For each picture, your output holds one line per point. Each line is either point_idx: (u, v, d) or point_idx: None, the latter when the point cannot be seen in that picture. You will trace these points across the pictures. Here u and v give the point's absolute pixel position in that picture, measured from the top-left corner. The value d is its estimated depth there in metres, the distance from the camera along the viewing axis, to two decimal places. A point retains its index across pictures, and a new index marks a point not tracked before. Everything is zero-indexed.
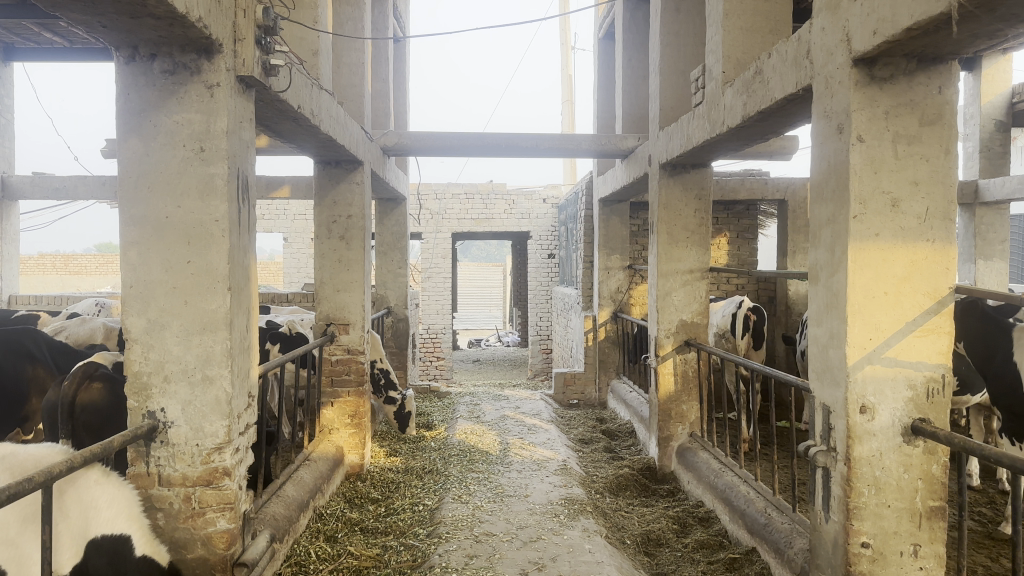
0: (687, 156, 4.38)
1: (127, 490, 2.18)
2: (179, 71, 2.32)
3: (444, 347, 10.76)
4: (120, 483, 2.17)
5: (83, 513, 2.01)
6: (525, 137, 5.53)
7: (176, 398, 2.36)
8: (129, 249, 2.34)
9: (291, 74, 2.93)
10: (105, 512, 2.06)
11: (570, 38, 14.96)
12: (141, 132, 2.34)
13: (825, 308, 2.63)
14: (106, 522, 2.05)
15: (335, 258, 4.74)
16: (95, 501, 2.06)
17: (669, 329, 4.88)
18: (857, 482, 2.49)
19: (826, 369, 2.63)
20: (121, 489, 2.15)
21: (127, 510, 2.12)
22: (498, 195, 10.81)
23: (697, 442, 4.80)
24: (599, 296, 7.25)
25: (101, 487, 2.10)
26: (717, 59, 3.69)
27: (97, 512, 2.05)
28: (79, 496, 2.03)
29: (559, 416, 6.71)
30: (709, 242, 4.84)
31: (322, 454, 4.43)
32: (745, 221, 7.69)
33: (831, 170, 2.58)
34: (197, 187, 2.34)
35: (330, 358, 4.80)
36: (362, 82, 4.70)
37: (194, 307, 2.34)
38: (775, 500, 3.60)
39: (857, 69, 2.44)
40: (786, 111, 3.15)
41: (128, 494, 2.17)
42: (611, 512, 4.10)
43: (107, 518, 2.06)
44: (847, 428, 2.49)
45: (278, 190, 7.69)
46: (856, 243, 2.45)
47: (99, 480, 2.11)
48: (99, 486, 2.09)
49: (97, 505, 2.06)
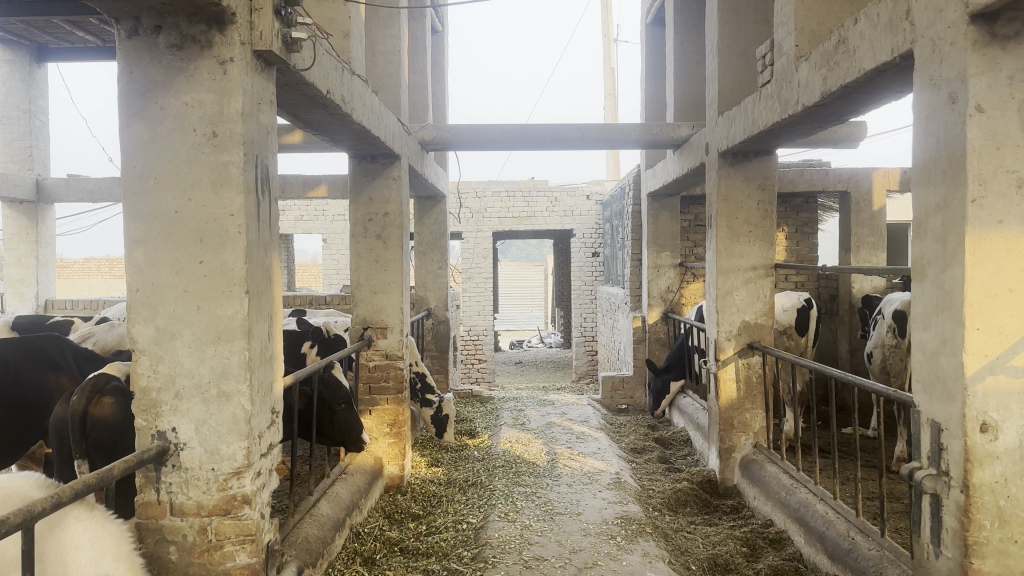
0: (751, 141, 4.00)
1: (113, 528, 1.90)
2: (188, 45, 2.05)
3: (486, 349, 10.49)
4: (102, 519, 1.90)
5: (62, 557, 1.73)
6: (570, 129, 5.16)
7: (188, 417, 2.09)
8: (134, 249, 2.08)
9: (316, 50, 2.63)
10: (87, 554, 1.78)
11: (613, 30, 14.54)
12: (146, 115, 2.07)
13: (934, 308, 2.24)
14: (88, 564, 1.77)
15: (372, 258, 4.47)
16: (72, 540, 1.78)
17: (731, 331, 4.50)
18: (978, 513, 2.11)
19: (936, 380, 2.24)
20: (105, 526, 1.88)
21: (113, 547, 1.86)
22: (540, 192, 10.45)
23: (763, 454, 4.41)
24: (648, 296, 6.88)
25: (81, 524, 1.83)
26: (789, 32, 3.31)
27: (77, 554, 1.76)
28: (55, 535, 1.75)
29: (609, 423, 6.35)
30: (774, 236, 4.46)
31: (359, 467, 4.13)
32: (805, 215, 7.22)
33: (941, 147, 2.19)
34: (208, 177, 2.06)
35: (368, 363, 4.53)
36: (398, 71, 4.42)
37: (207, 313, 2.07)
38: (859, 521, 3.20)
39: (975, 26, 2.04)
40: (874, 84, 2.77)
41: (114, 530, 1.90)
42: (673, 533, 3.75)
43: (89, 559, 1.78)
44: (965, 450, 2.11)
45: (315, 189, 7.46)
46: (974, 232, 2.07)
47: (81, 516, 1.85)
48: (79, 523, 1.83)
49: (77, 545, 1.78)
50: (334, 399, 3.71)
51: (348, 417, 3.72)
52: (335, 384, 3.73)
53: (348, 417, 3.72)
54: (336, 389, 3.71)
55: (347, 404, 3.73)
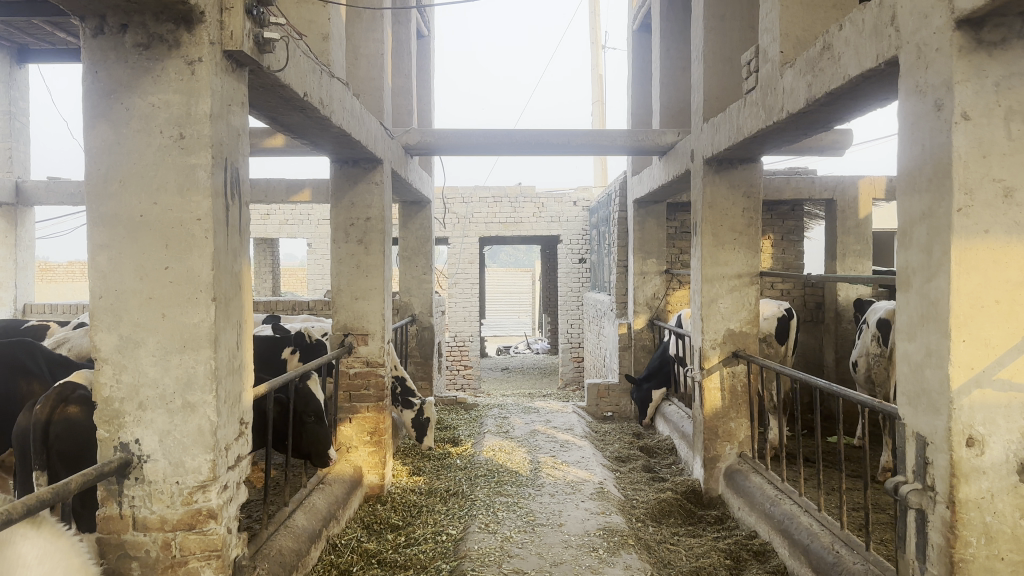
0: (736, 149, 3.97)
1: (64, 543, 1.81)
2: (155, 44, 1.98)
3: (472, 355, 10.41)
4: (52, 533, 1.80)
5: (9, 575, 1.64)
6: (555, 134, 5.12)
7: (152, 428, 2.02)
8: (97, 254, 2.01)
9: (291, 50, 2.57)
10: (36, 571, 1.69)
11: (601, 37, 14.51)
12: (111, 116, 2.00)
13: (920, 319, 2.20)
14: None
15: (352, 263, 4.40)
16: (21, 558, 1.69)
17: (716, 339, 4.45)
18: (964, 530, 2.07)
19: (922, 393, 2.19)
20: (56, 541, 1.79)
21: (64, 563, 1.77)
22: (527, 198, 10.42)
23: (748, 464, 4.37)
24: (634, 303, 6.84)
25: (30, 541, 1.72)
26: (775, 38, 3.28)
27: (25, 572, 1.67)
28: (2, 552, 1.65)
29: (594, 431, 6.30)
30: (759, 244, 4.42)
31: (338, 476, 4.05)
32: (791, 222, 7.21)
33: (927, 155, 2.15)
34: (175, 181, 2.00)
35: (348, 370, 4.46)
36: (381, 74, 4.36)
37: (172, 321, 2.00)
38: (843, 534, 3.16)
39: (961, 33, 2.00)
40: (859, 91, 2.74)
41: (66, 545, 1.81)
42: (656, 545, 3.69)
43: None
44: (951, 464, 2.06)
45: (299, 193, 7.37)
46: (961, 242, 2.03)
47: (29, 533, 1.74)
48: (28, 540, 1.72)
49: (25, 563, 1.68)
50: (305, 411, 3.64)
51: (317, 430, 3.62)
52: (308, 396, 3.66)
53: (317, 430, 3.62)
54: (308, 400, 3.64)
55: (317, 416, 3.65)
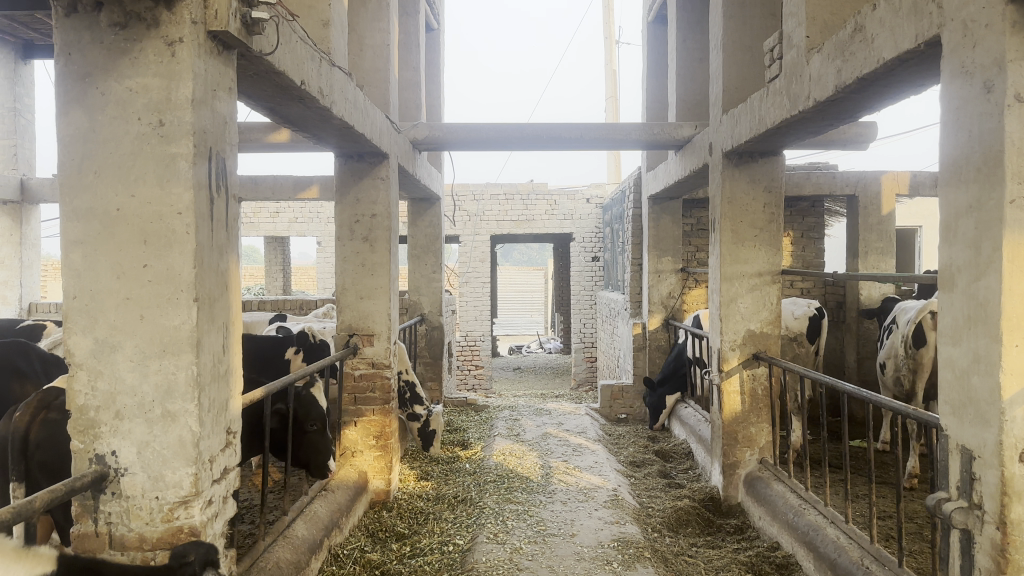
0: (757, 140, 3.78)
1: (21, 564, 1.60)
2: (132, 23, 1.83)
3: (483, 355, 10.28)
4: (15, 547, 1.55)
5: None
6: (568, 128, 4.91)
7: (129, 439, 1.86)
8: (71, 251, 1.86)
9: (283, 32, 2.40)
10: None
11: (614, 32, 14.30)
12: (86, 102, 1.85)
13: (966, 321, 2.01)
14: None
15: (358, 262, 4.25)
16: None
17: (735, 341, 4.27)
18: (1015, 553, 1.89)
19: (968, 402, 2.01)
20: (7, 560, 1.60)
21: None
22: (539, 195, 10.24)
23: (769, 471, 4.17)
24: (648, 302, 6.66)
25: None
26: (800, 22, 3.09)
27: None
28: None
29: (608, 435, 6.11)
30: (780, 241, 4.23)
31: (341, 483, 3.90)
32: (811, 219, 7.00)
33: (974, 142, 1.96)
34: (154, 171, 1.84)
35: (353, 372, 4.30)
36: (388, 65, 4.20)
37: (152, 323, 1.85)
38: (874, 548, 2.96)
39: (1015, 6, 1.81)
40: (894, 76, 2.55)
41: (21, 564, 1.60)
42: (673, 557, 3.49)
43: None
44: (1002, 482, 1.88)
45: (306, 190, 7.23)
46: (1012, 237, 1.85)
47: None
48: None
49: None
50: (307, 419, 3.52)
51: (320, 440, 3.53)
52: (311, 403, 3.55)
53: (318, 440, 3.52)
54: (310, 408, 3.53)
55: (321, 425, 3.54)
